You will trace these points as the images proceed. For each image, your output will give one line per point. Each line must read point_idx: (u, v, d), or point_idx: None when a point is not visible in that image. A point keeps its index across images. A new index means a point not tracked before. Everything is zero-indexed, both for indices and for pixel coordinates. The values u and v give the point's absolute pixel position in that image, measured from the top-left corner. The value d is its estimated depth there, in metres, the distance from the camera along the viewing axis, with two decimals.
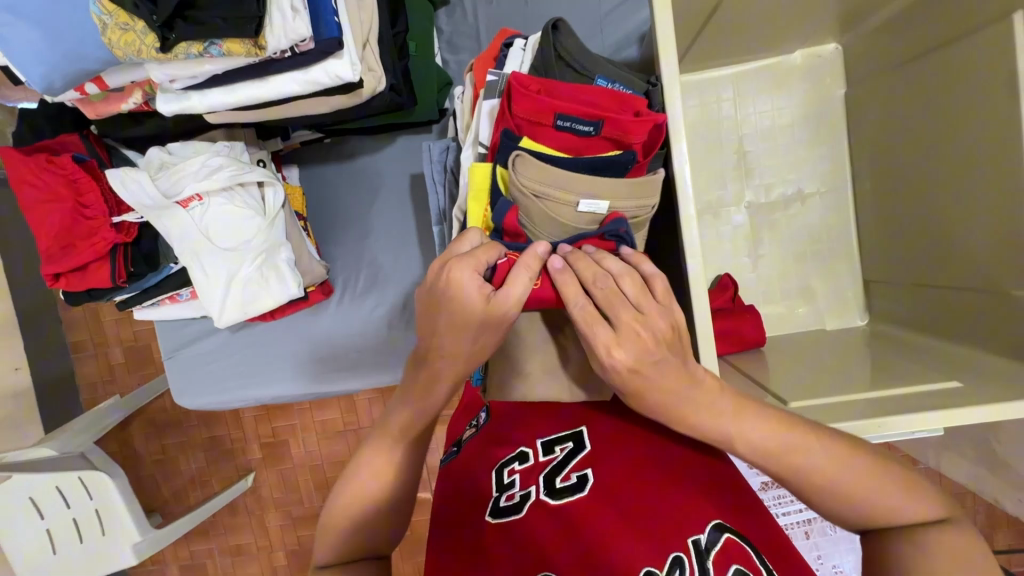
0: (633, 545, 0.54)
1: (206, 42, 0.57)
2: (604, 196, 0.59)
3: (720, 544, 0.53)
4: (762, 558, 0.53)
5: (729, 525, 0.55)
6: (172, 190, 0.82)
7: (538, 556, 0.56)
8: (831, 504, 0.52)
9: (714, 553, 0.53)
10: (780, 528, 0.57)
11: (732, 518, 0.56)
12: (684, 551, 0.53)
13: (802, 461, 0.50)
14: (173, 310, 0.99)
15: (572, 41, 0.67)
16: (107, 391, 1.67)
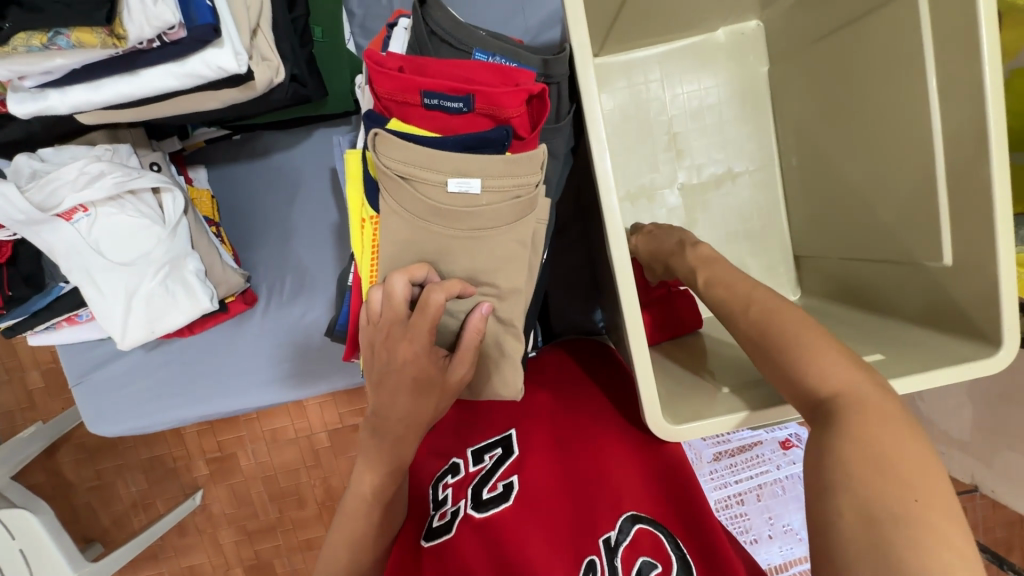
0: (552, 556, 0.56)
1: (50, 32, 0.49)
2: (474, 173, 0.59)
3: (629, 538, 0.55)
4: (682, 549, 0.55)
5: (643, 514, 0.57)
6: (47, 202, 0.72)
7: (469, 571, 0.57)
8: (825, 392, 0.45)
9: (624, 549, 0.55)
10: (704, 516, 0.57)
11: (648, 506, 0.58)
12: (597, 553, 0.55)
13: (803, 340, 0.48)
14: (72, 333, 0.90)
15: (444, 13, 0.66)
16: (23, 420, 1.53)
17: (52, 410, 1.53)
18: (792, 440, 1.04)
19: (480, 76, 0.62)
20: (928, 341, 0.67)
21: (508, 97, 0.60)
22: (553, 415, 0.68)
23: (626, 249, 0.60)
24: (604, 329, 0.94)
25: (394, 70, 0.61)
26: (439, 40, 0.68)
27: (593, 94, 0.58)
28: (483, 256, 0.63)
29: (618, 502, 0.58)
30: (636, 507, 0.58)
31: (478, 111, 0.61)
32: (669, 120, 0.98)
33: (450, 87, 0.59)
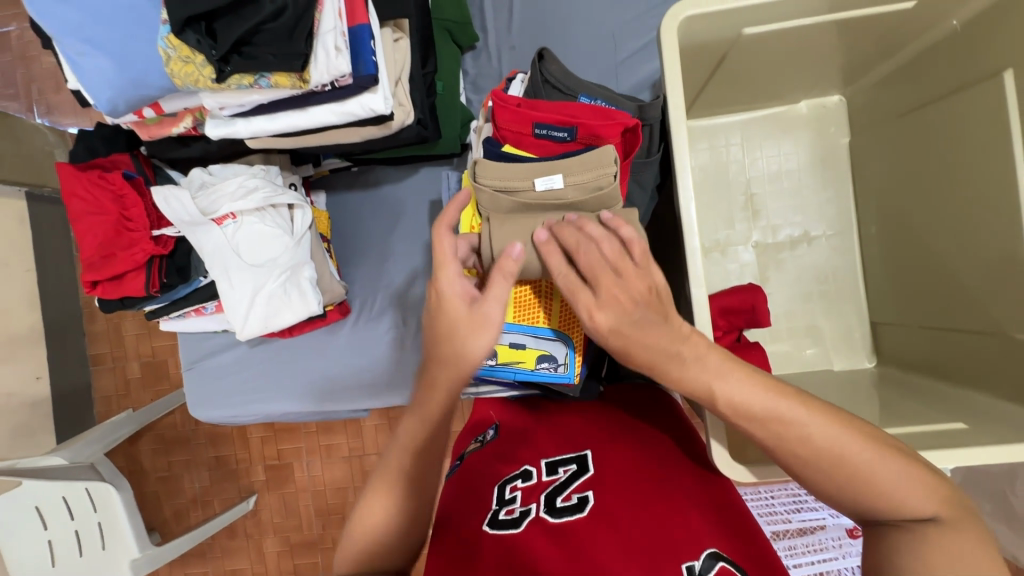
0: (624, 563, 0.56)
1: (257, 75, 0.63)
2: (556, 173, 0.67)
3: (715, 568, 0.54)
4: None
5: (726, 554, 0.56)
6: (210, 208, 0.88)
7: (536, 562, 0.58)
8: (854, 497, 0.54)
9: None
10: (769, 550, 0.58)
11: (727, 544, 0.58)
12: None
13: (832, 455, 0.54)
14: (198, 322, 1.04)
15: (557, 66, 0.79)
16: (121, 404, 1.71)
17: (146, 398, 1.70)
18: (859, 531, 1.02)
19: (584, 111, 0.72)
20: (1016, 417, 0.66)
21: (607, 129, 0.70)
22: (624, 444, 0.73)
23: (705, 290, 0.65)
24: None
25: (514, 105, 0.72)
26: (549, 87, 0.79)
27: (685, 149, 0.65)
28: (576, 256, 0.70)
29: (698, 536, 0.58)
30: (718, 546, 0.57)
31: (580, 141, 0.72)
32: (747, 181, 1.03)
33: (558, 120, 0.70)
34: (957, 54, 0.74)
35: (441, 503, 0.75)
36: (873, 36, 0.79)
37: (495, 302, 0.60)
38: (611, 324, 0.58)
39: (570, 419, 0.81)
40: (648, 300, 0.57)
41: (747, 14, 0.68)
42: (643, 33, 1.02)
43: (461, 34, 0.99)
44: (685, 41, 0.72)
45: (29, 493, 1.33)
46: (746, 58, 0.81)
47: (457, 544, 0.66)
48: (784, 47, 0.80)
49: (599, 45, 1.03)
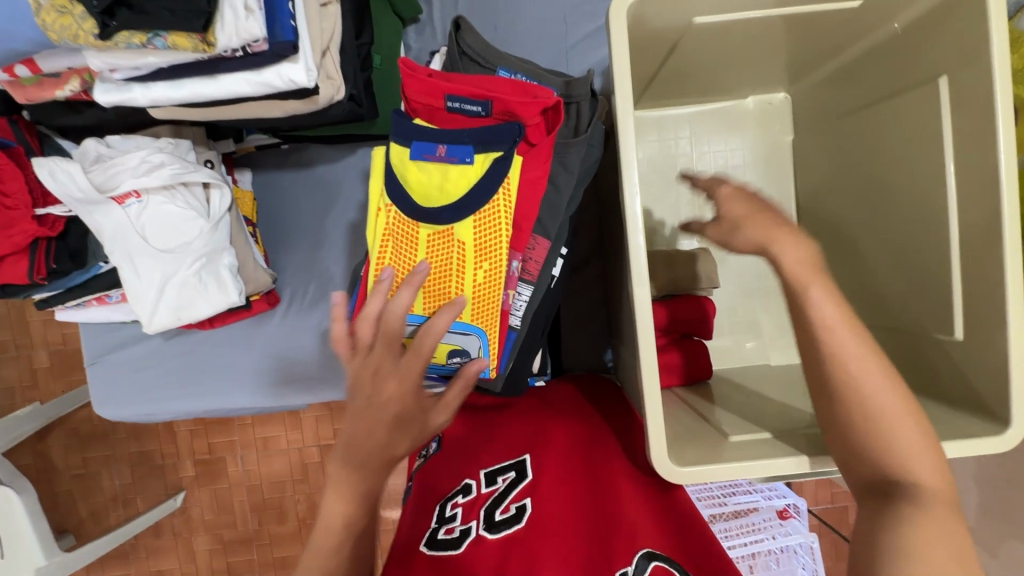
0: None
1: (150, 33, 0.54)
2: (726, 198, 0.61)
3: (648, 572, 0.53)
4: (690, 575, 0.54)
5: (661, 554, 0.55)
6: (107, 184, 0.77)
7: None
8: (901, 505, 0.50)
9: None
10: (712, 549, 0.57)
11: (665, 549, 0.57)
12: None
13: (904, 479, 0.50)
14: (100, 312, 0.93)
15: (474, 36, 0.75)
16: (23, 398, 1.54)
17: (52, 392, 1.54)
18: (789, 510, 1.04)
19: (502, 88, 0.68)
20: (939, 416, 0.68)
21: (523, 107, 0.66)
22: (569, 447, 0.70)
23: (648, 290, 0.63)
24: (613, 368, 0.94)
25: (424, 75, 0.67)
26: (468, 60, 0.76)
27: (630, 141, 0.61)
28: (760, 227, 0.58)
29: (634, 538, 0.57)
30: (653, 547, 0.56)
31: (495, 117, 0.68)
32: (696, 175, 1.01)
33: (472, 92, 0.66)
34: (896, 57, 0.75)
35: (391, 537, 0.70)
36: (818, 34, 0.79)
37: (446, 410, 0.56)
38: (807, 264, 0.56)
39: (510, 419, 0.78)
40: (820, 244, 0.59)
41: None
42: (596, 15, 0.98)
43: (403, 6, 0.92)
44: (636, 25, 0.68)
45: None
46: (697, 48, 0.79)
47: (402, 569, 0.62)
48: (733, 39, 0.78)
49: (549, 27, 0.98)
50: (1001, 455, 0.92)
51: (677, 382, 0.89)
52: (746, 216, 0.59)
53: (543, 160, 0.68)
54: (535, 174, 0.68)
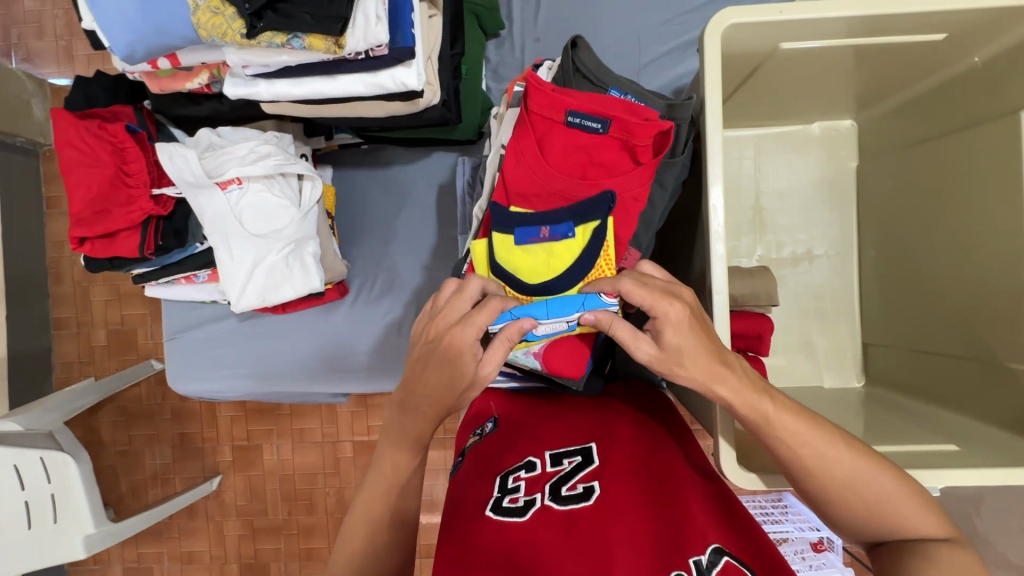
0: (634, 555, 0.57)
1: (290, 35, 0.60)
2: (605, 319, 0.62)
3: (720, 563, 0.55)
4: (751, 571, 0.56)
5: (729, 550, 0.58)
6: (215, 170, 0.84)
7: (544, 554, 0.58)
8: (883, 530, 0.57)
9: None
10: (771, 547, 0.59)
11: (730, 544, 0.59)
12: (685, 570, 0.55)
13: (897, 518, 0.56)
14: (187, 290, 1.00)
15: (590, 54, 0.76)
16: (85, 372, 1.62)
17: (112, 368, 1.62)
18: (823, 543, 1.14)
19: (617, 108, 0.72)
20: (1005, 444, 0.68)
21: (640, 129, 0.70)
22: (633, 437, 0.73)
23: (725, 297, 0.65)
24: (666, 380, 0.96)
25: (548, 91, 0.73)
26: (580, 76, 0.77)
27: (717, 156, 0.64)
28: (747, 399, 0.58)
29: (704, 531, 0.59)
30: (721, 542, 0.58)
31: (611, 135, 0.71)
32: (756, 196, 1.03)
33: (593, 109, 0.71)
34: (976, 89, 0.76)
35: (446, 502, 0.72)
36: (895, 65, 0.81)
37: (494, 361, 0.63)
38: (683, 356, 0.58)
39: (569, 411, 0.81)
40: (697, 323, 0.57)
41: (788, 28, 0.68)
42: (667, 39, 1.02)
43: (489, 20, 0.97)
44: (725, 47, 0.72)
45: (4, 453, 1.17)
46: (772, 74, 0.82)
47: (464, 527, 0.65)
48: (808, 66, 0.81)
49: (623, 47, 1.03)
50: None
51: None
52: (662, 358, 0.58)
53: (645, 178, 0.71)
54: (637, 193, 0.72)
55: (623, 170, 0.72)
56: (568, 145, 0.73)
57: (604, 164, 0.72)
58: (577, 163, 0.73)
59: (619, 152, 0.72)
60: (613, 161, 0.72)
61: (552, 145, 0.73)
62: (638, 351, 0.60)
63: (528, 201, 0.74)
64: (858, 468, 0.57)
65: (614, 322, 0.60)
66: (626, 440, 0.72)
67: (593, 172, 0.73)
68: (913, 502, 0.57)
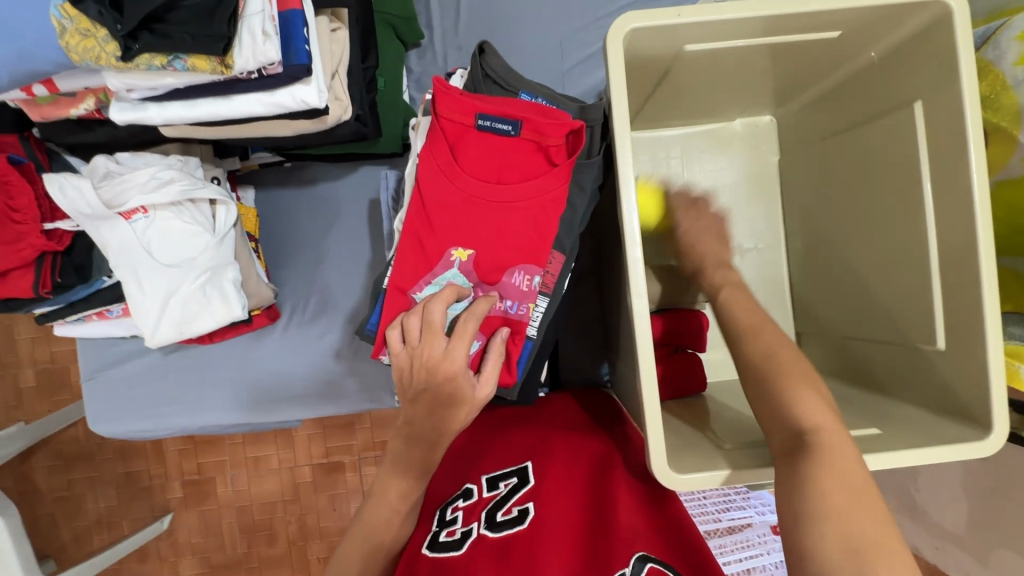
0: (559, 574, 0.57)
1: (170, 56, 0.57)
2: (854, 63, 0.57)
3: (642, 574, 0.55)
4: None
5: (654, 556, 0.58)
6: (115, 200, 0.79)
7: None
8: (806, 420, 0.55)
9: None
10: (703, 550, 0.59)
11: (657, 550, 0.59)
12: None
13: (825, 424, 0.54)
14: (101, 327, 0.94)
15: (498, 60, 0.76)
16: (11, 417, 1.51)
17: (39, 411, 1.51)
18: (782, 525, 1.00)
19: (527, 111, 0.72)
20: (925, 424, 0.70)
21: (550, 129, 0.70)
22: (574, 453, 0.71)
23: (646, 303, 0.65)
24: (611, 381, 0.96)
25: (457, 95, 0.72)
26: (491, 82, 0.77)
27: (627, 160, 0.64)
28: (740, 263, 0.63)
29: (629, 541, 0.59)
30: (648, 549, 0.58)
31: (523, 137, 0.71)
32: (685, 195, 1.05)
33: (502, 112, 0.70)
34: (874, 82, 0.79)
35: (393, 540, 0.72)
36: (802, 62, 0.83)
37: (490, 383, 0.65)
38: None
39: (513, 427, 0.80)
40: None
41: (688, 32, 0.69)
42: (590, 42, 1.02)
43: (406, 30, 0.96)
44: (631, 51, 0.72)
45: None
46: (686, 75, 0.83)
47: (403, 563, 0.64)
48: (722, 65, 0.82)
49: (546, 53, 1.02)
50: (986, 464, 0.95)
51: (674, 395, 0.90)
52: None
53: (562, 180, 0.71)
54: (557, 195, 0.71)
55: (539, 172, 0.71)
56: (481, 150, 0.72)
57: (520, 166, 0.71)
58: (493, 167, 0.71)
59: (533, 154, 0.71)
60: (528, 162, 0.71)
61: (465, 150, 0.72)
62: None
63: (449, 210, 0.72)
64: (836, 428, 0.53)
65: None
66: (567, 457, 0.71)
67: (508, 175, 0.71)
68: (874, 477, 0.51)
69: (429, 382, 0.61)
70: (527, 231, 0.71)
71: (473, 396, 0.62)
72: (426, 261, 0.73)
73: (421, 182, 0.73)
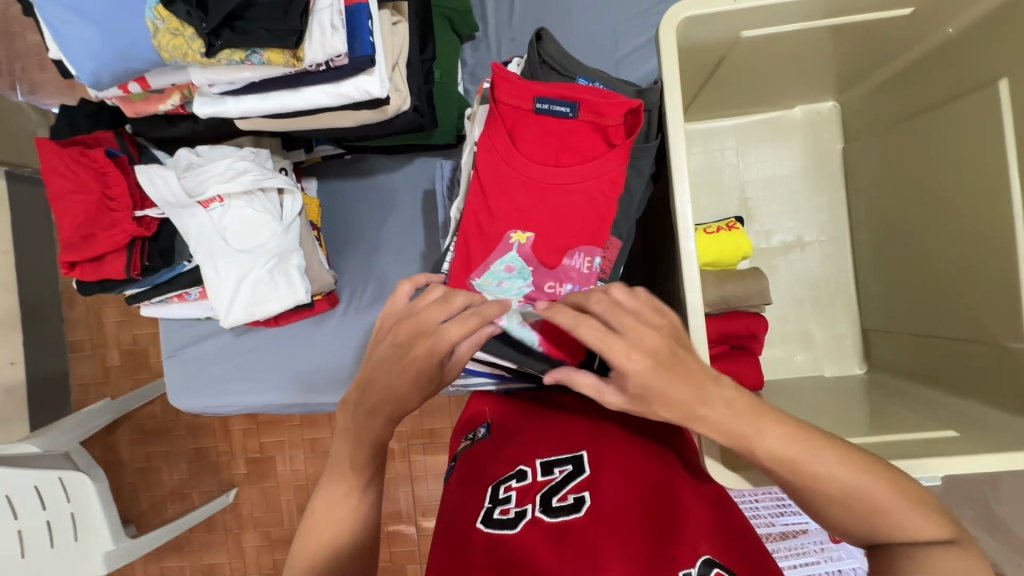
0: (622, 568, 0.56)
1: (248, 51, 0.61)
2: None
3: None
4: None
5: (719, 560, 0.56)
6: (195, 189, 0.85)
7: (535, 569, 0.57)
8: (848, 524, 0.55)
9: None
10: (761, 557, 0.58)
11: (720, 552, 0.57)
12: None
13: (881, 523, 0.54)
14: (180, 308, 1.01)
15: (555, 46, 0.77)
16: (100, 393, 1.65)
17: (123, 387, 1.65)
18: None
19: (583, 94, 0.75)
20: (1007, 427, 0.65)
21: (608, 109, 0.72)
22: (630, 444, 0.71)
23: (700, 295, 0.64)
24: None
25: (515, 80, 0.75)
26: (548, 69, 0.78)
27: (681, 150, 0.63)
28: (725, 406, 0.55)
29: (696, 542, 0.57)
30: (713, 552, 0.57)
31: (581, 119, 0.73)
32: (741, 185, 1.02)
33: (561, 94, 0.73)
34: (956, 59, 0.74)
35: (439, 507, 0.73)
36: (873, 42, 0.78)
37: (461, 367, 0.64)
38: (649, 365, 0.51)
39: (562, 413, 0.80)
40: (667, 353, 0.52)
41: (748, 15, 0.67)
42: (643, 31, 1.01)
43: (461, 24, 0.98)
44: (683, 40, 0.71)
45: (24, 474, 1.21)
46: (744, 61, 0.80)
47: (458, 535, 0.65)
48: (783, 50, 0.79)
49: (598, 43, 1.02)
50: None
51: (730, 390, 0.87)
52: None
53: (621, 160, 0.72)
54: (615, 174, 0.72)
55: (597, 152, 0.73)
56: (538, 133, 0.74)
57: (578, 147, 0.73)
58: (551, 149, 0.74)
59: (590, 135, 0.73)
60: (587, 144, 0.73)
61: (524, 134, 0.74)
62: (607, 398, 0.55)
63: (508, 192, 0.74)
64: (857, 483, 0.54)
65: (571, 371, 0.55)
66: (624, 449, 0.70)
67: (565, 157, 0.74)
68: (915, 511, 0.53)
69: (399, 358, 0.58)
70: (586, 212, 0.73)
71: (441, 375, 0.60)
72: (485, 245, 0.74)
73: (480, 165, 0.75)
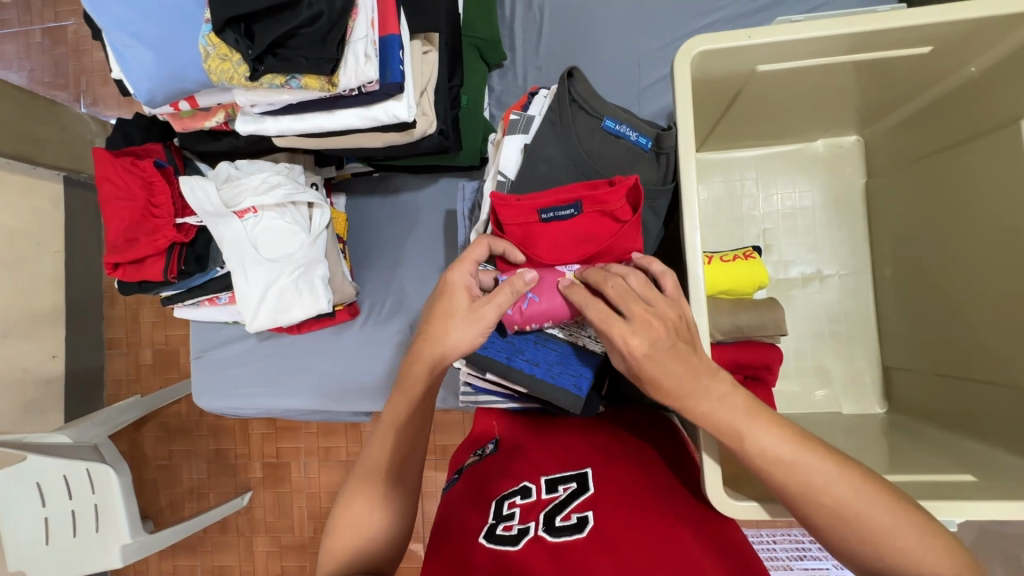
0: None
1: (288, 76, 0.66)
2: None
3: None
4: None
5: None
6: (233, 200, 0.90)
7: None
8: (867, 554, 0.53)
9: None
10: None
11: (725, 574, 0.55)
12: None
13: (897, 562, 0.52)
14: (210, 311, 1.06)
15: (585, 85, 0.80)
16: (129, 389, 1.72)
17: (151, 385, 1.71)
18: None
19: (578, 186, 0.73)
20: None
21: (609, 196, 0.71)
22: (635, 469, 0.71)
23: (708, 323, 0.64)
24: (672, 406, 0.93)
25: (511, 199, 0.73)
26: (576, 106, 0.80)
27: (692, 184, 0.65)
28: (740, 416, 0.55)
29: (698, 562, 0.56)
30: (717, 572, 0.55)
31: (587, 212, 0.72)
32: (761, 216, 1.02)
33: (560, 199, 0.71)
34: (982, 98, 0.73)
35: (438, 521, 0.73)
36: (894, 79, 0.79)
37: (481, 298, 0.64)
38: (647, 347, 0.55)
39: (570, 437, 0.80)
40: (649, 292, 0.59)
41: (768, 50, 0.69)
42: (668, 62, 1.03)
43: (490, 53, 1.02)
44: (700, 75, 0.73)
45: (55, 462, 1.29)
46: (764, 94, 0.82)
47: (458, 545, 0.65)
48: (803, 85, 0.80)
49: (622, 73, 1.05)
50: None
51: None
52: None
53: (636, 235, 0.71)
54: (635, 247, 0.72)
55: (610, 236, 0.72)
56: (553, 240, 0.73)
57: (592, 238, 0.73)
58: (568, 250, 0.73)
59: (602, 223, 0.72)
60: (600, 232, 0.72)
61: (537, 248, 0.73)
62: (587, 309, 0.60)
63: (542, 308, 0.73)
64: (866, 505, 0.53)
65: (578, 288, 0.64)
66: (627, 473, 0.71)
67: (584, 250, 0.73)
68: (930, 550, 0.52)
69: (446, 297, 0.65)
70: None
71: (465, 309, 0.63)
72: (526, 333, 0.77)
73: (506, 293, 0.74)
